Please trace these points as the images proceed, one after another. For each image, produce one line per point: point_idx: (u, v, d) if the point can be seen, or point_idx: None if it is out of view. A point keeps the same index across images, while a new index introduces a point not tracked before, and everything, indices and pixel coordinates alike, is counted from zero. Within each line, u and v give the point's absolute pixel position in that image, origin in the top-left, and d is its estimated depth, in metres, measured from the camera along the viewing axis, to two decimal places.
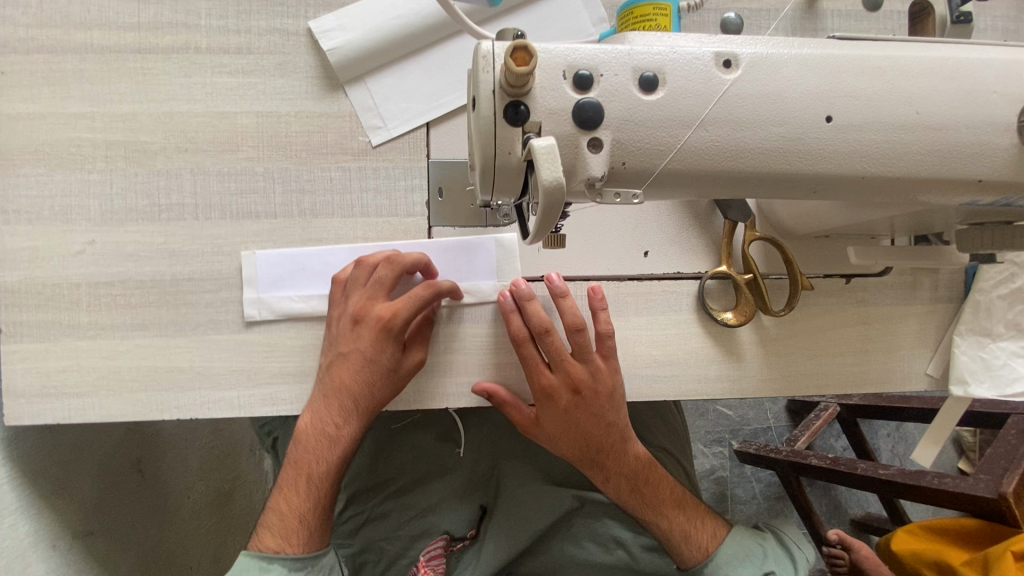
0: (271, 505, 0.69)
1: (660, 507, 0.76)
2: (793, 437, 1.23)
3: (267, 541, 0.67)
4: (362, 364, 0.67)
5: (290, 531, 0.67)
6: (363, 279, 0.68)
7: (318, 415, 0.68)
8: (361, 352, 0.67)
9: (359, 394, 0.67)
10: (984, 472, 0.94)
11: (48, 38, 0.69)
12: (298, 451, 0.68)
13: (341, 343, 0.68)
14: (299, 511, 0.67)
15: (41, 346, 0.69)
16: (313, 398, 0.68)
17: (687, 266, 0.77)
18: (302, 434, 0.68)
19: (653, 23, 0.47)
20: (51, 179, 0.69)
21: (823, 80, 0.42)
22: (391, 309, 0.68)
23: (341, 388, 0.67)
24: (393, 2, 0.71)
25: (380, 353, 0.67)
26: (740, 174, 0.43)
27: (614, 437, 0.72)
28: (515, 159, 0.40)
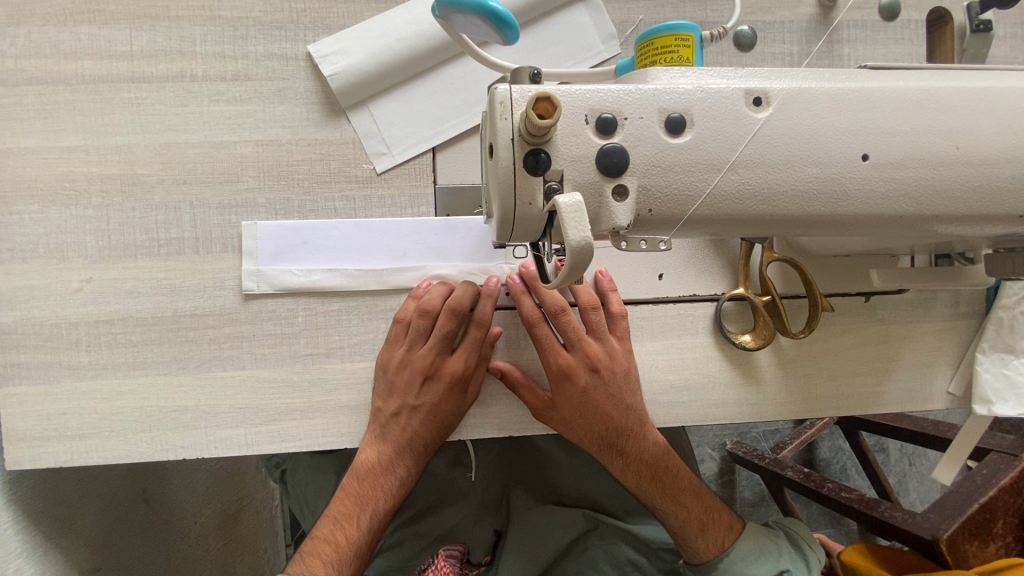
0: (320, 535, 0.67)
1: (680, 495, 0.74)
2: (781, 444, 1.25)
3: (313, 567, 0.65)
4: (432, 414, 0.68)
5: (340, 559, 0.65)
6: (430, 330, 0.67)
7: (387, 459, 0.68)
8: (432, 404, 0.68)
9: (428, 442, 0.69)
10: (933, 511, 0.90)
11: (38, 69, 0.66)
12: (361, 492, 0.68)
13: (410, 396, 0.67)
14: (353, 543, 0.66)
15: (40, 389, 0.66)
16: (376, 440, 0.68)
17: (703, 288, 0.74)
18: (366, 476, 0.68)
19: (674, 54, 0.45)
20: (45, 216, 0.66)
21: (857, 115, 0.40)
22: (462, 363, 0.68)
23: (412, 438, 0.68)
24: (396, 24, 0.68)
25: (450, 402, 0.68)
26: (772, 216, 0.41)
27: (634, 421, 0.69)
28: (536, 211, 0.38)
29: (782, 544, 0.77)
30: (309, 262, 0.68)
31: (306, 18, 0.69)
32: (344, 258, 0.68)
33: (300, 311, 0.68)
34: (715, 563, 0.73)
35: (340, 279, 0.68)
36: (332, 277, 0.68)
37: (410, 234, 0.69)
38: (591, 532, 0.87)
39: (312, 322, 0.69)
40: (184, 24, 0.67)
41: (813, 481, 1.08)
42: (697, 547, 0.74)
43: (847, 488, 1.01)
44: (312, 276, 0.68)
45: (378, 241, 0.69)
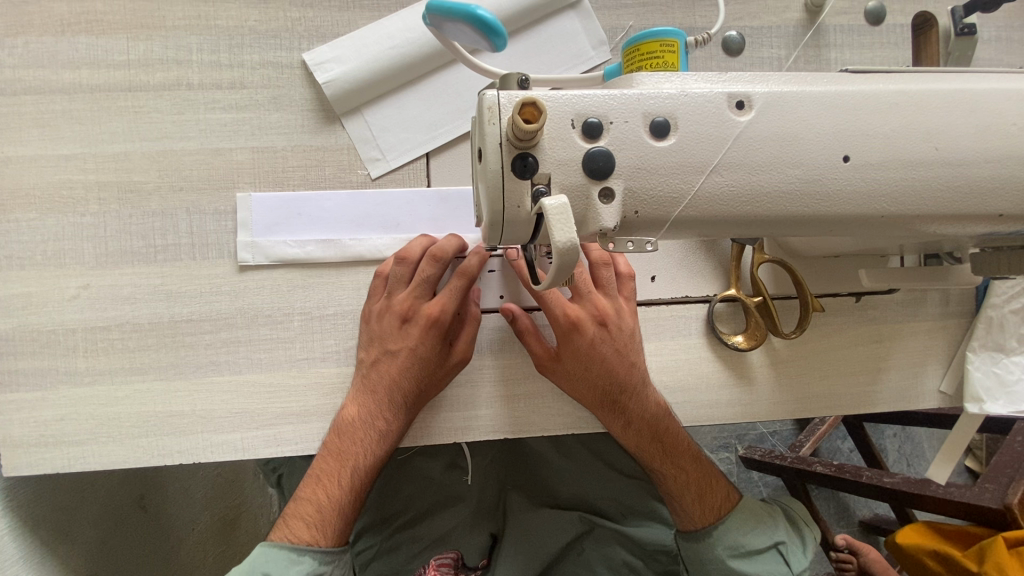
0: (305, 495, 0.67)
1: (679, 458, 0.74)
2: (798, 443, 1.30)
3: (298, 532, 0.66)
4: (411, 363, 0.67)
5: (323, 521, 0.66)
6: (407, 277, 0.67)
7: (366, 410, 0.66)
8: (411, 350, 0.67)
9: (409, 393, 0.67)
10: (990, 481, 1.01)
11: (36, 79, 0.67)
12: (342, 447, 0.66)
13: (390, 342, 0.67)
14: (336, 505, 0.67)
15: (38, 394, 0.67)
16: (357, 393, 0.67)
17: (695, 290, 0.75)
18: (347, 431, 0.66)
19: (660, 60, 0.46)
20: (43, 224, 0.67)
21: (839, 119, 0.41)
22: (439, 306, 0.67)
23: (392, 389, 0.67)
24: (389, 31, 0.69)
25: (430, 351, 0.67)
26: (757, 218, 0.41)
27: (638, 379, 0.70)
28: (524, 213, 0.39)
29: (779, 518, 0.77)
30: (303, 233, 0.69)
31: (300, 26, 0.70)
32: (339, 229, 0.69)
33: (295, 316, 0.69)
34: (711, 529, 0.74)
35: (334, 250, 0.69)
36: (326, 248, 0.69)
37: (404, 206, 0.70)
38: (587, 534, 0.87)
39: (307, 327, 0.69)
40: (180, 34, 0.68)
41: (846, 471, 1.15)
42: (691, 513, 0.74)
43: (889, 475, 1.10)
44: (306, 247, 0.69)
45: (372, 211, 0.70)
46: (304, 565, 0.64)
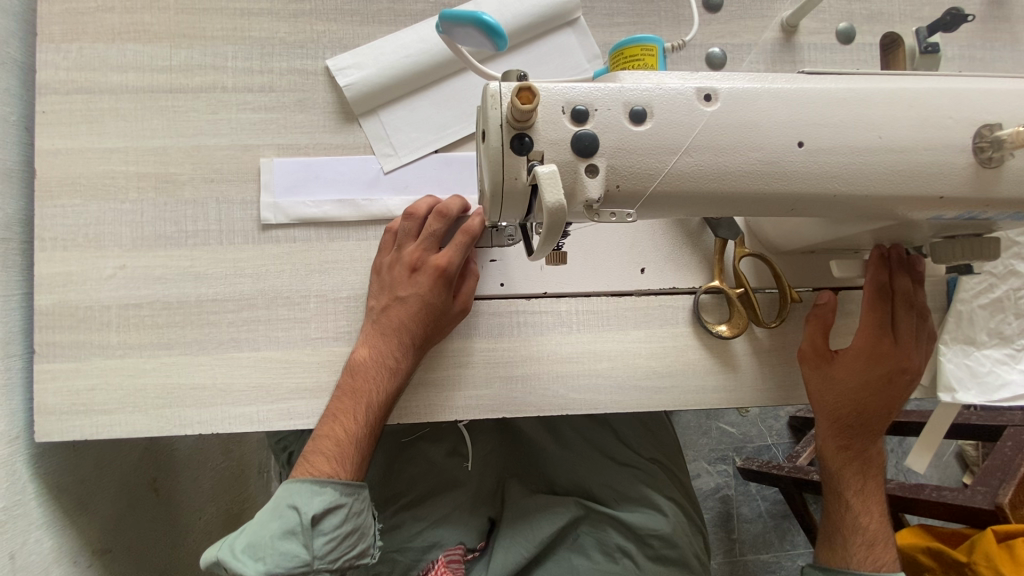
0: (321, 432, 0.69)
1: (866, 498, 0.80)
2: (795, 454, 1.35)
3: (318, 466, 0.69)
4: (420, 307, 0.72)
5: (341, 455, 0.69)
6: (413, 231, 0.74)
7: (377, 350, 0.71)
8: (419, 295, 0.72)
9: (417, 337, 0.72)
10: (983, 484, 1.03)
11: (87, 80, 0.75)
12: (356, 386, 0.70)
13: (399, 289, 0.72)
14: (352, 437, 0.69)
15: (72, 365, 0.72)
16: (370, 337, 0.72)
17: (682, 282, 0.81)
18: (360, 370, 0.70)
19: (641, 62, 0.53)
20: (86, 209, 0.74)
21: (794, 111, 0.47)
22: (445, 257, 0.72)
23: (401, 331, 0.71)
24: (404, 43, 0.77)
25: (436, 296, 0.72)
26: (725, 194, 0.48)
27: (880, 414, 0.78)
28: (521, 184, 0.45)
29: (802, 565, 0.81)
30: (323, 196, 0.76)
31: (324, 38, 0.78)
32: (355, 193, 0.77)
33: (312, 299, 0.75)
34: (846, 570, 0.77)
35: (352, 211, 0.76)
36: (344, 210, 0.76)
37: (415, 174, 0.79)
38: (583, 519, 0.90)
39: (322, 308, 0.75)
40: (218, 43, 0.76)
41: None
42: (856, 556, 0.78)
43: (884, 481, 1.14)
44: (326, 210, 0.76)
45: (385, 182, 0.78)
46: (326, 496, 0.67)
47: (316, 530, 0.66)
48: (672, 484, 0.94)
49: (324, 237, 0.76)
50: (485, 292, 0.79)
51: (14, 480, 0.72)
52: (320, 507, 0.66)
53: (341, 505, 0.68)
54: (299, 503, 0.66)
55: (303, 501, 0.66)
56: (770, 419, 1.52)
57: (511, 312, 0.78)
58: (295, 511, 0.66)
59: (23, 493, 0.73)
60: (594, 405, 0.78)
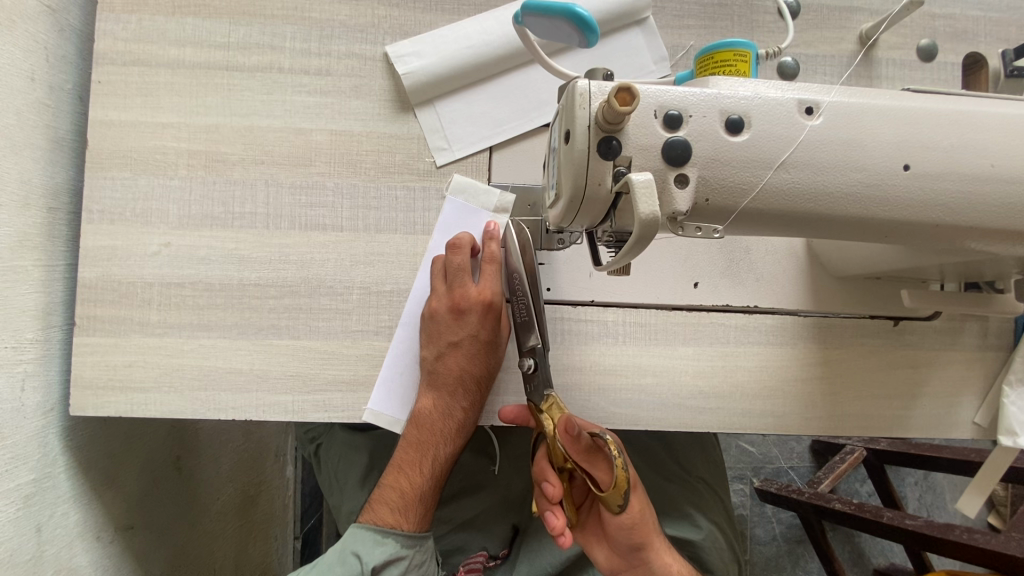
0: (389, 483, 0.75)
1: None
2: (817, 480, 1.30)
3: (385, 516, 0.73)
4: (475, 345, 0.73)
5: (404, 506, 0.74)
6: (443, 272, 0.73)
7: (435, 399, 0.72)
8: (472, 335, 0.72)
9: (476, 374, 0.73)
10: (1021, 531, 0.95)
11: (144, 52, 0.74)
12: (421, 438, 0.73)
13: (449, 334, 0.72)
14: (419, 489, 0.74)
15: (111, 341, 0.71)
16: (426, 386, 0.73)
17: (736, 299, 0.77)
18: (425, 422, 0.72)
19: (733, 68, 0.50)
20: (135, 183, 0.73)
21: (901, 131, 0.44)
22: (485, 292, 0.73)
23: (460, 375, 0.73)
24: (467, 33, 0.74)
25: (489, 331, 0.73)
26: (818, 216, 0.45)
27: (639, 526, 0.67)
28: (605, 191, 0.43)
29: None
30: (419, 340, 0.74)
31: (385, 24, 0.76)
32: None
33: (355, 290, 0.73)
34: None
35: None
36: None
37: (468, 171, 0.76)
38: None
39: (365, 301, 0.73)
40: (278, 23, 0.75)
41: (867, 511, 1.14)
42: None
43: (910, 517, 1.08)
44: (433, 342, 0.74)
45: (437, 177, 0.76)
46: (388, 546, 0.71)
47: None
48: (714, 506, 0.91)
49: (372, 229, 0.74)
50: None
51: (46, 452, 0.71)
52: (381, 557, 0.70)
53: (401, 557, 0.72)
54: (362, 551, 0.70)
55: (365, 549, 0.70)
56: (792, 442, 1.48)
57: (557, 319, 0.75)
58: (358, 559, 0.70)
59: (54, 465, 0.73)
60: (635, 422, 0.75)
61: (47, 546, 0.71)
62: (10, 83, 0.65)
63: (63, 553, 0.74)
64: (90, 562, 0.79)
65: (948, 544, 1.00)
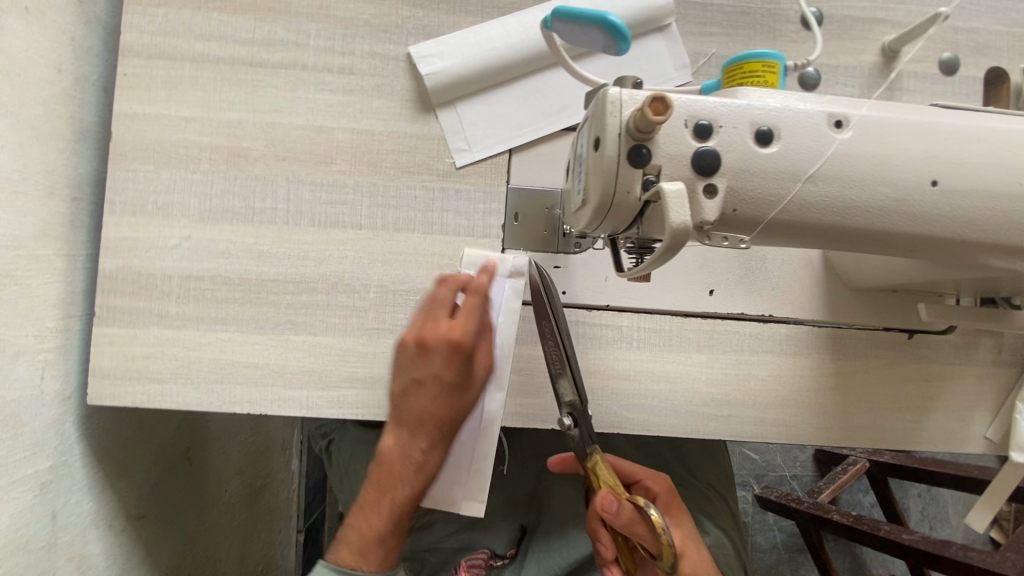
0: (350, 522, 0.65)
1: None
2: (816, 489, 1.30)
3: (345, 555, 0.64)
4: (441, 388, 0.60)
5: (365, 547, 0.63)
6: (420, 302, 0.63)
7: (399, 440, 0.62)
8: (436, 376, 0.60)
9: (443, 420, 0.61)
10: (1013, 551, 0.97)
11: (170, 46, 0.74)
12: (382, 478, 0.63)
13: (413, 371, 0.61)
14: (379, 530, 0.63)
15: (130, 332, 0.72)
16: (392, 422, 0.64)
17: (750, 308, 0.78)
18: (388, 461, 0.63)
19: (761, 78, 0.50)
20: (157, 176, 0.73)
21: (930, 147, 0.44)
22: (457, 327, 0.60)
23: (422, 417, 0.61)
24: (490, 35, 0.75)
25: (456, 373, 0.60)
26: (844, 229, 0.45)
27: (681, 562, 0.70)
28: (633, 199, 0.43)
29: None
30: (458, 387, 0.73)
31: (409, 24, 0.76)
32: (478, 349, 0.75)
33: (372, 288, 0.74)
34: None
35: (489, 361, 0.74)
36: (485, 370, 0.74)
37: (487, 174, 0.77)
38: None
39: (382, 299, 0.74)
40: (302, 21, 0.75)
41: (865, 523, 1.13)
42: None
43: (907, 532, 1.07)
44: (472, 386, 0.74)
45: (456, 178, 0.76)
46: None
47: None
48: (722, 512, 0.91)
49: (390, 228, 0.74)
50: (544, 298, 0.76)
51: (64, 440, 0.72)
52: None
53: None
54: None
55: None
56: (796, 450, 1.48)
57: (572, 322, 0.76)
58: None
59: (69, 453, 0.73)
60: (647, 427, 0.75)
61: (61, 533, 0.71)
62: (38, 74, 0.66)
63: (77, 540, 0.74)
64: (102, 550, 0.79)
65: (944, 561, 0.99)
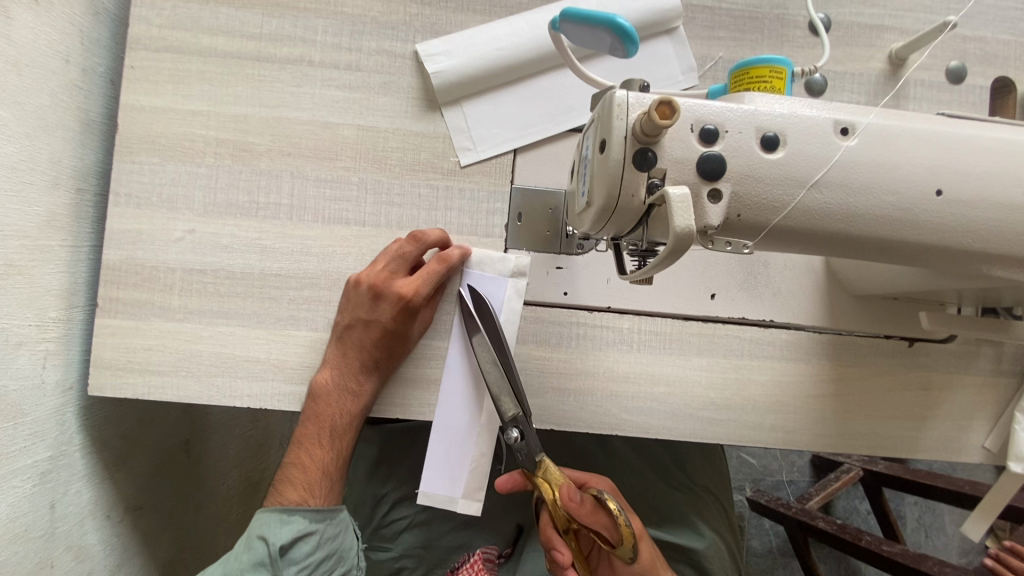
0: (292, 459, 0.73)
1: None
2: (806, 496, 1.31)
3: (288, 494, 0.72)
4: (384, 333, 0.71)
5: (309, 483, 0.72)
6: (384, 252, 0.72)
7: (339, 376, 0.71)
8: (382, 321, 0.70)
9: (382, 358, 0.72)
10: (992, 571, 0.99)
11: (177, 40, 0.74)
12: (322, 412, 0.71)
13: (363, 313, 0.70)
14: (322, 468, 0.73)
15: (132, 324, 0.72)
16: (334, 360, 0.71)
17: (752, 312, 0.78)
18: (324, 396, 0.71)
19: (768, 84, 0.50)
20: (163, 169, 0.73)
21: (936, 156, 0.44)
22: (412, 285, 0.71)
23: (365, 355, 0.71)
24: (497, 35, 0.75)
25: (400, 320, 0.71)
26: (848, 236, 0.45)
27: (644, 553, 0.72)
28: (637, 203, 0.43)
29: None
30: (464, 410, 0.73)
31: (416, 22, 0.76)
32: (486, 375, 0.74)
33: None
34: None
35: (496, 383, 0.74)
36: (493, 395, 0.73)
37: (491, 173, 0.77)
38: None
39: None
40: (310, 16, 0.75)
41: (848, 533, 1.14)
42: None
43: (888, 544, 1.09)
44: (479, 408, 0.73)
45: (460, 177, 0.76)
46: (295, 525, 0.69)
47: (288, 559, 0.69)
48: (720, 517, 0.91)
49: (394, 225, 0.75)
50: (545, 299, 0.76)
51: (64, 430, 0.72)
52: (288, 536, 0.68)
53: (310, 532, 0.70)
54: (268, 535, 0.68)
55: (271, 531, 0.69)
56: (792, 456, 1.48)
57: (573, 323, 0.76)
58: (265, 542, 0.68)
59: (69, 443, 0.73)
60: (645, 430, 0.75)
61: (60, 522, 0.72)
62: (46, 64, 0.66)
63: (75, 530, 0.74)
64: (100, 540, 0.79)
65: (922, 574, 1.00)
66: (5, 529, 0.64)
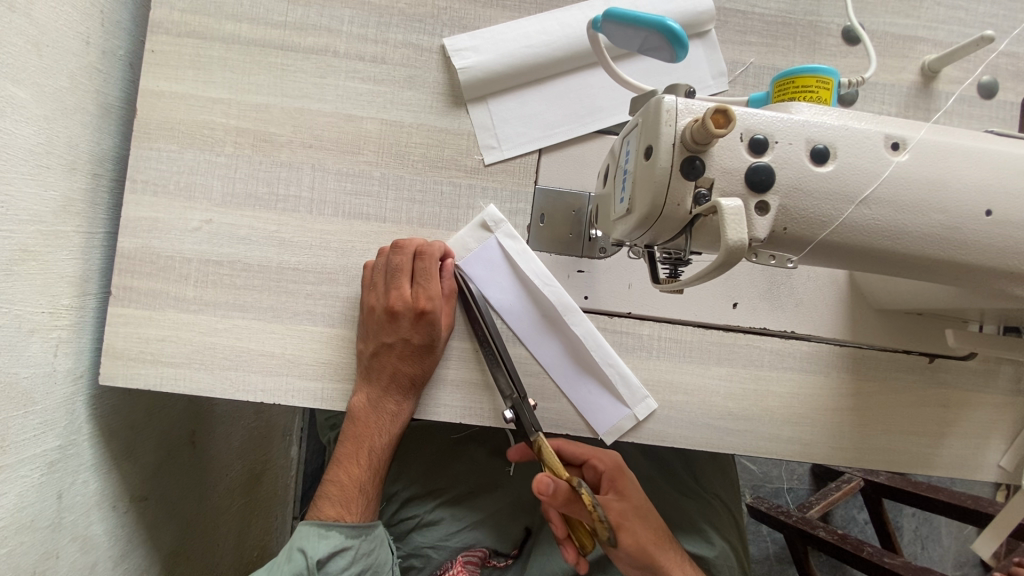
0: (330, 478, 0.75)
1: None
2: (807, 504, 1.31)
3: (326, 510, 0.73)
4: (410, 349, 0.70)
5: (347, 499, 0.73)
6: (386, 270, 0.70)
7: (368, 395, 0.71)
8: (404, 338, 0.70)
9: (411, 374, 0.71)
10: None
11: (201, 25, 0.73)
12: (357, 431, 0.72)
13: (381, 334, 0.70)
14: (358, 484, 0.74)
15: (145, 314, 0.71)
16: (360, 382, 0.71)
17: (773, 322, 0.77)
18: (359, 417, 0.71)
19: (814, 94, 0.49)
20: (181, 156, 0.72)
21: (988, 174, 0.43)
22: (426, 297, 0.70)
23: (393, 373, 0.70)
24: (527, 31, 0.73)
25: (422, 335, 0.70)
26: (892, 253, 0.44)
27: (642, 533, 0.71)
28: (683, 212, 0.42)
29: None
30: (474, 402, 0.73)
31: (444, 16, 0.75)
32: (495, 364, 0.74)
33: None
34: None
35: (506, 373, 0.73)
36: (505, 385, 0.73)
37: (515, 173, 0.76)
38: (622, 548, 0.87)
39: None
40: (335, 6, 0.73)
41: (848, 543, 1.13)
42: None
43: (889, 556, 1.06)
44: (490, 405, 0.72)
45: (483, 175, 0.75)
46: (332, 539, 0.71)
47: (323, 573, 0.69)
48: (729, 527, 0.91)
49: (415, 222, 0.74)
50: None
51: (73, 419, 0.71)
52: (326, 550, 0.70)
53: (347, 548, 0.71)
54: (307, 547, 0.69)
55: (310, 544, 0.70)
56: (793, 463, 1.48)
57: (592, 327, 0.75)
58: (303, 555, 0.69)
59: (78, 432, 0.72)
60: (662, 438, 0.74)
61: (67, 513, 0.71)
62: (67, 45, 0.64)
63: (81, 520, 0.73)
64: (106, 531, 0.78)
65: None
66: (12, 519, 0.62)
